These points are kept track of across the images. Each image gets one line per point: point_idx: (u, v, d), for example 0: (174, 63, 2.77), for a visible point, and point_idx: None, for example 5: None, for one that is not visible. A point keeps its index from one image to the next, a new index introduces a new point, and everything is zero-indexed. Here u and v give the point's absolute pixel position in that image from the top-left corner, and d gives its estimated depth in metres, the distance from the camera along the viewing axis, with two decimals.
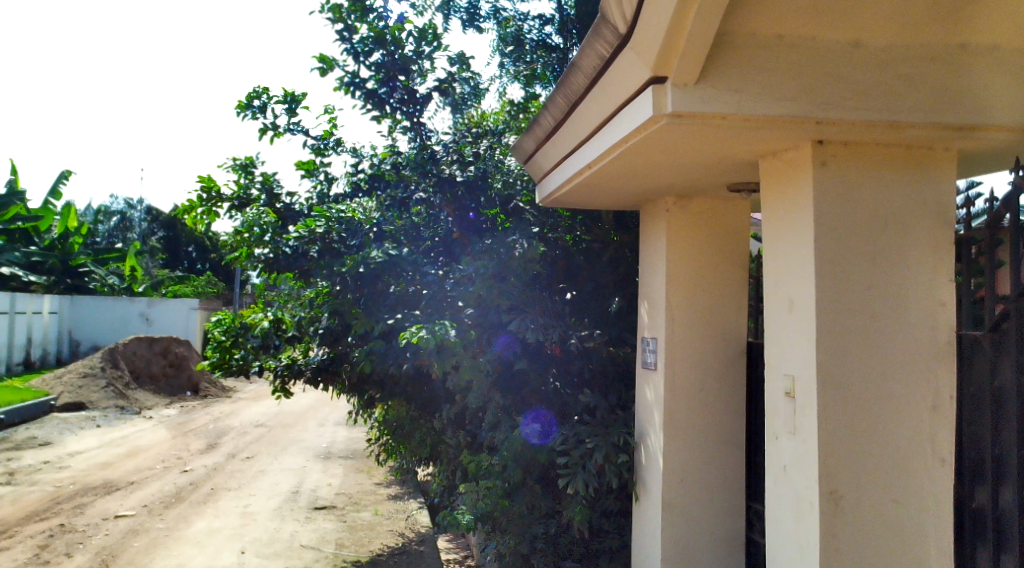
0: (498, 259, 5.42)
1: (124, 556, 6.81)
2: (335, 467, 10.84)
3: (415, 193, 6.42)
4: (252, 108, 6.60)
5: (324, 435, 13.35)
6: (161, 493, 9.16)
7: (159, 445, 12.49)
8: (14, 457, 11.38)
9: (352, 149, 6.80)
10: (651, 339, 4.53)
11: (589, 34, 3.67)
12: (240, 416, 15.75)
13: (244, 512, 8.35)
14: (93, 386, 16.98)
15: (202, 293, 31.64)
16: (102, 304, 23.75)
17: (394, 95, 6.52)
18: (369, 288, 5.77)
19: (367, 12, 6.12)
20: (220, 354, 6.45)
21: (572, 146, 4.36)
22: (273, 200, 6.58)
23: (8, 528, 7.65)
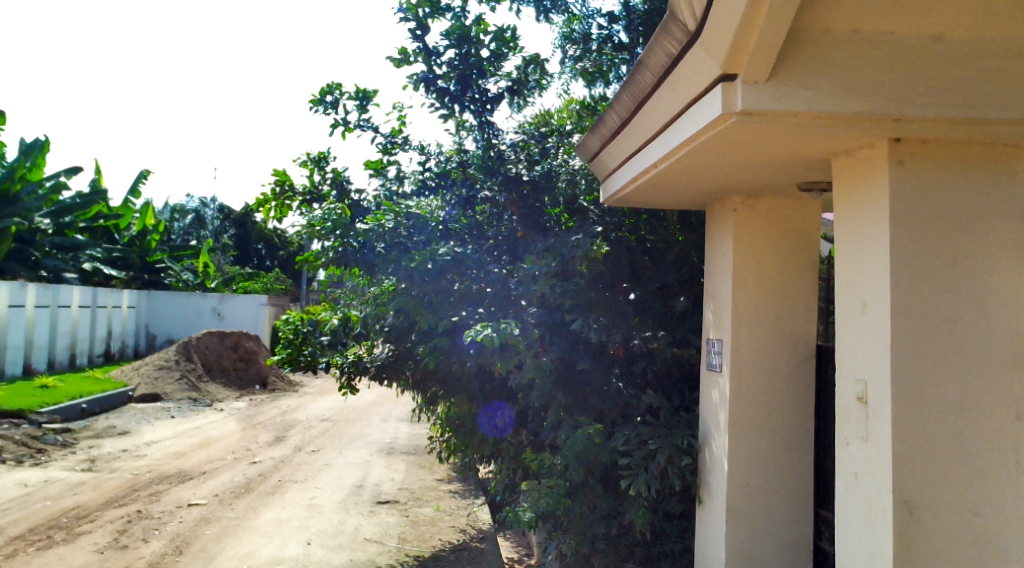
0: (561, 257, 5.41)
1: (197, 543, 7.02)
2: (398, 462, 10.97)
3: (480, 192, 6.45)
4: (325, 103, 6.73)
5: (387, 430, 13.53)
6: (232, 483, 9.42)
7: (230, 437, 12.84)
8: (95, 444, 11.84)
9: (419, 146, 6.87)
10: (716, 341, 4.46)
11: (657, 32, 3.64)
12: (307, 410, 16.08)
13: (310, 504, 8.52)
14: (168, 378, 17.60)
15: (271, 290, 32.43)
16: (177, 299, 24.53)
17: (465, 94, 6.58)
18: (437, 286, 5.84)
19: (443, 10, 6.18)
20: (289, 351, 6.64)
21: (638, 145, 4.33)
22: (343, 193, 6.70)
23: (89, 512, 7.98)
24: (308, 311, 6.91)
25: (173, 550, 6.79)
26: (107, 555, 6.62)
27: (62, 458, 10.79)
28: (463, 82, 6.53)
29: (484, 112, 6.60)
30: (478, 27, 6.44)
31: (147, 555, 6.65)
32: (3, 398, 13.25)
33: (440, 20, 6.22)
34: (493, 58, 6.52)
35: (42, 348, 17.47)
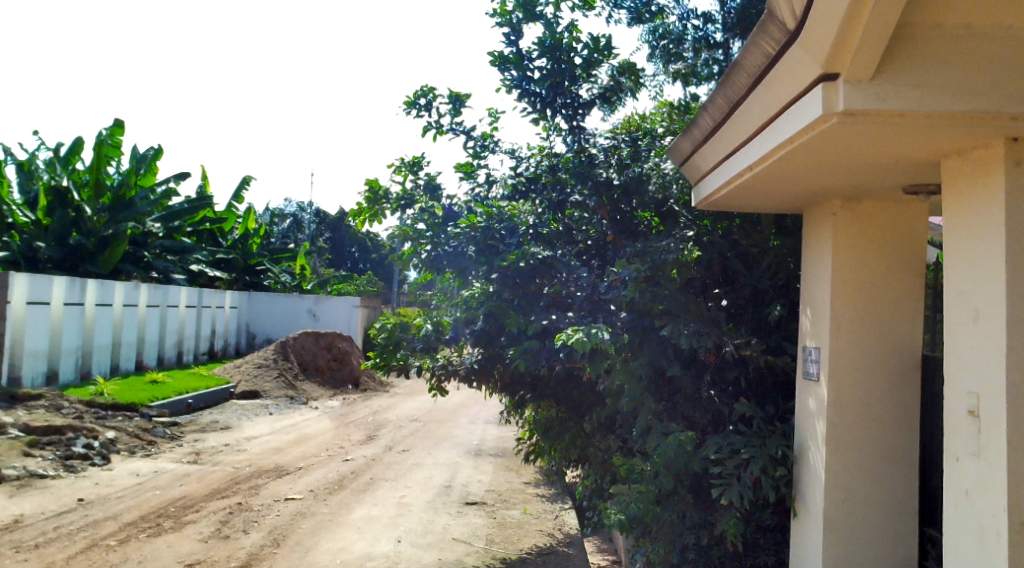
0: (651, 262, 5.37)
1: (293, 536, 7.25)
2: (486, 464, 11.07)
3: (570, 195, 6.44)
4: (418, 106, 6.86)
5: (475, 432, 13.66)
6: (326, 479, 9.70)
7: (324, 434, 13.21)
8: (199, 438, 12.39)
9: (510, 150, 6.91)
10: (814, 348, 4.32)
11: (753, 32, 3.57)
12: (397, 410, 16.40)
13: (400, 503, 8.68)
14: (266, 376, 18.25)
15: (362, 293, 33.26)
16: (276, 300, 25.42)
17: (557, 100, 6.57)
18: (525, 288, 5.90)
19: (536, 16, 6.20)
20: (382, 357, 6.58)
21: (732, 148, 4.25)
22: (436, 196, 6.84)
23: (195, 503, 8.35)
24: (403, 314, 6.88)
25: (271, 542, 7.03)
26: (210, 545, 6.90)
27: (171, 450, 11.34)
28: (555, 88, 6.53)
29: (575, 117, 6.59)
30: (571, 33, 6.45)
31: (247, 545, 6.91)
32: (117, 392, 14.00)
33: (533, 25, 6.25)
34: (585, 64, 6.52)
35: (152, 345, 18.39)
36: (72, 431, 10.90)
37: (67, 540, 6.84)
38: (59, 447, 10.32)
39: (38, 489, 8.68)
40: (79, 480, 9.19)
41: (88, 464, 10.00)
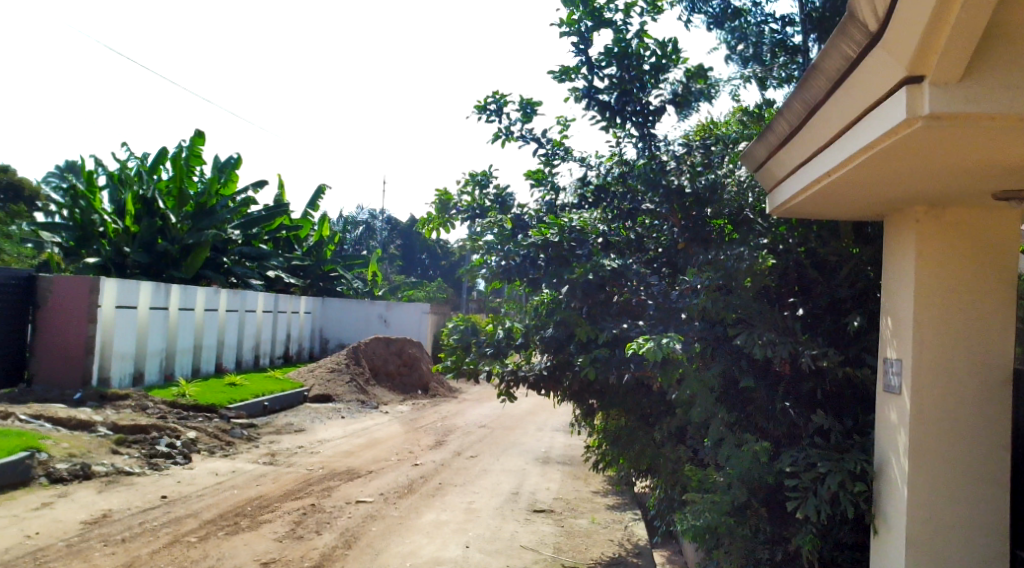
0: (723, 271, 5.28)
1: (364, 538, 7.36)
2: (553, 471, 11.04)
3: (642, 203, 6.39)
4: (488, 114, 6.91)
5: (543, 440, 13.65)
6: (396, 483, 9.82)
7: (394, 439, 13.39)
8: (275, 440, 12.70)
9: (580, 158, 6.90)
10: (895, 360, 4.19)
11: (834, 34, 3.48)
12: (466, 416, 16.51)
13: (468, 508, 8.73)
14: (339, 380, 18.61)
15: (432, 299, 33.63)
16: (349, 306, 25.89)
17: (628, 107, 6.55)
18: (593, 297, 5.87)
19: (606, 24, 6.19)
20: (453, 359, 6.52)
21: (809, 154, 4.15)
22: (505, 205, 6.78)
23: (270, 503, 8.56)
24: (472, 322, 6.81)
25: (342, 544, 7.15)
26: (284, 544, 7.06)
27: (248, 451, 11.66)
28: (626, 95, 6.49)
29: (645, 125, 6.55)
30: (640, 40, 6.41)
31: (320, 546, 7.05)
32: (198, 393, 14.47)
33: (603, 33, 6.23)
34: (654, 72, 6.46)
35: (231, 349, 18.94)
36: (156, 431, 11.32)
37: (151, 535, 7.09)
38: (144, 445, 10.72)
39: (124, 486, 9.03)
40: (162, 478, 9.53)
41: (171, 463, 10.36)
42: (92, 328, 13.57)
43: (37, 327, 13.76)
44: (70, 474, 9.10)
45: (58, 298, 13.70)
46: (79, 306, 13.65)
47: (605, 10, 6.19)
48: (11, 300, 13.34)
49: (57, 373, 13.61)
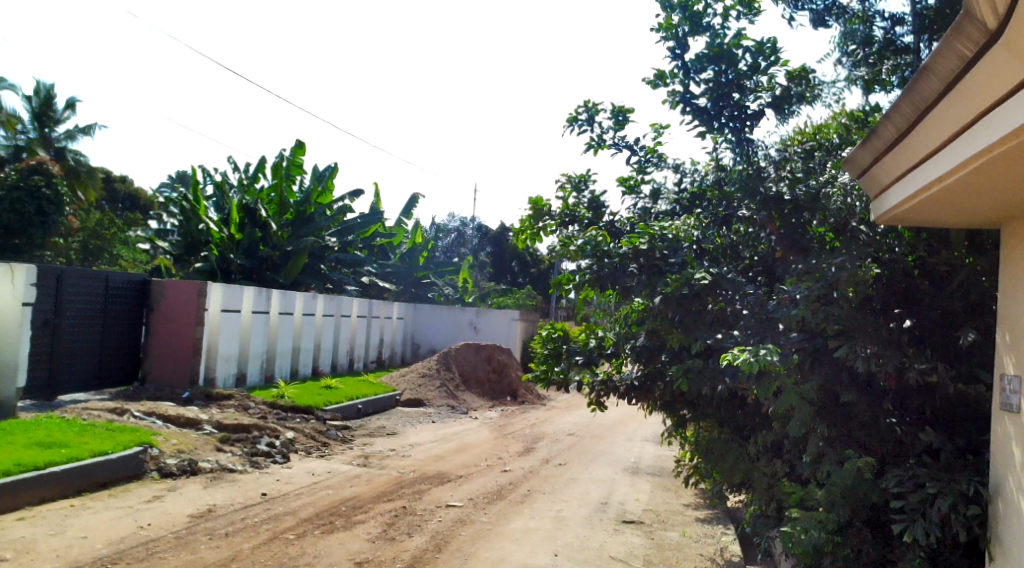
0: (824, 280, 5.09)
1: (454, 542, 7.44)
2: (643, 482, 10.91)
3: (737, 210, 6.27)
4: (580, 124, 6.90)
5: (633, 450, 13.49)
6: (485, 489, 9.88)
7: (484, 444, 13.49)
8: (368, 442, 12.98)
9: (674, 164, 6.81)
10: (1013, 377, 3.96)
11: (947, 33, 3.33)
12: (555, 424, 16.49)
13: (557, 516, 8.71)
14: (430, 385, 18.89)
15: (522, 305, 33.74)
16: (440, 312, 26.29)
17: (725, 111, 6.43)
18: (687, 307, 5.71)
19: (703, 28, 6.10)
20: (543, 367, 6.63)
21: (919, 158, 3.97)
22: (598, 211, 6.73)
23: (364, 504, 8.74)
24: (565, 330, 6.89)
25: (432, 547, 7.24)
26: (377, 545, 7.21)
27: (342, 452, 11.95)
28: (723, 100, 6.38)
29: (743, 130, 6.42)
30: (739, 44, 6.29)
31: (411, 548, 7.16)
32: (296, 395, 14.95)
33: (699, 38, 6.15)
34: (752, 75, 6.33)
35: (327, 352, 19.48)
36: (257, 430, 11.75)
37: (252, 531, 7.35)
38: (245, 444, 11.12)
39: (227, 482, 9.40)
40: (262, 476, 9.87)
41: (270, 461, 10.72)
42: (200, 330, 14.20)
43: (149, 328, 14.50)
44: (179, 470, 9.53)
45: (169, 301, 14.41)
46: (188, 309, 14.31)
47: (703, 14, 6.09)
48: (127, 303, 14.08)
49: (168, 373, 14.31)
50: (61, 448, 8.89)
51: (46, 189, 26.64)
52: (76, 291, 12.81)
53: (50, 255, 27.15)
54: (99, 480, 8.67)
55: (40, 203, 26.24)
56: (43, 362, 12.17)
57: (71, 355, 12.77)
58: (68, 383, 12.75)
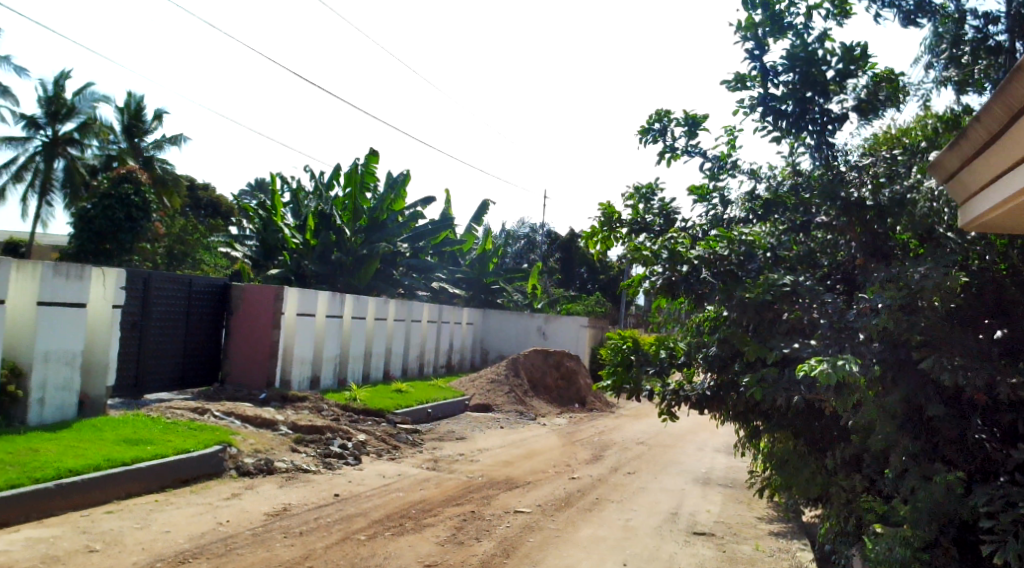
0: (908, 288, 4.87)
1: (522, 549, 7.44)
2: (714, 494, 10.71)
3: (815, 215, 6.05)
4: (653, 131, 6.84)
5: (704, 460, 13.27)
6: (553, 496, 9.85)
7: (552, 451, 13.46)
8: (437, 446, 13.10)
9: (749, 171, 6.68)
10: None
11: None
12: (624, 432, 16.35)
13: (626, 526, 8.63)
14: (499, 391, 18.95)
15: (591, 312, 33.56)
16: (509, 318, 26.37)
17: (805, 115, 6.28)
18: (760, 314, 5.59)
19: (784, 29, 5.98)
20: (613, 375, 6.34)
21: (1011, 162, 3.81)
22: (669, 220, 6.62)
23: (433, 507, 8.82)
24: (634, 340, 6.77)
25: (501, 552, 7.25)
26: (446, 548, 7.26)
27: (412, 455, 12.08)
28: (803, 103, 6.24)
29: (824, 133, 6.27)
30: (823, 45, 6.14)
31: (479, 553, 7.18)
32: (368, 398, 15.19)
33: (781, 39, 6.03)
34: (838, 77, 6.17)
35: (398, 357, 19.75)
36: (330, 432, 11.98)
37: (325, 531, 7.49)
38: (318, 445, 11.35)
39: (301, 482, 9.60)
40: (335, 477, 10.05)
41: (342, 463, 10.90)
42: (276, 333, 14.57)
43: (229, 331, 14.94)
44: (255, 469, 9.78)
45: (248, 304, 14.83)
46: (265, 313, 14.71)
47: (787, 14, 5.96)
48: (208, 306, 14.54)
49: (246, 374, 14.72)
50: (146, 445, 9.23)
51: (134, 196, 27.77)
52: (161, 294, 13.29)
53: (138, 259, 28.28)
54: (180, 477, 8.96)
55: (129, 209, 27.37)
56: (130, 362, 12.65)
57: (156, 356, 13.24)
58: (153, 383, 13.22)
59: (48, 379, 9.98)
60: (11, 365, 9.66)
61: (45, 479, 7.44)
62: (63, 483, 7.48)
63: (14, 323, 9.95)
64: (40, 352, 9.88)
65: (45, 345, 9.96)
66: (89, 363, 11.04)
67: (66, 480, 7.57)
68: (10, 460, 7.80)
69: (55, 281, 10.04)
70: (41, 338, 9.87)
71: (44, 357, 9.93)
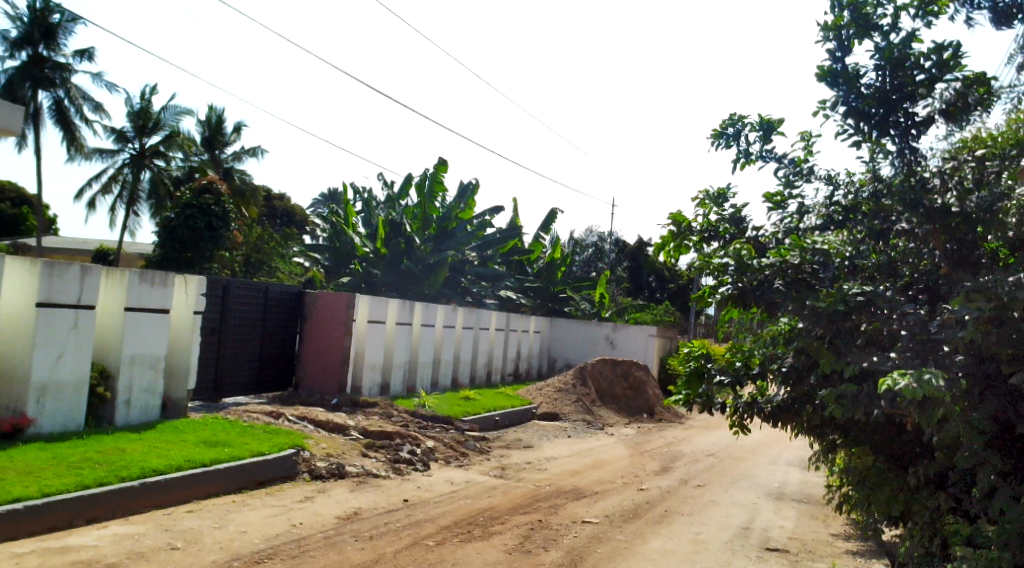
0: (997, 299, 4.69)
1: (590, 559, 7.39)
2: (788, 509, 10.45)
3: (897, 223, 5.89)
4: (726, 135, 6.74)
5: (777, 474, 12.98)
6: (621, 507, 9.76)
7: (620, 461, 13.35)
8: (505, 454, 13.13)
9: (826, 177, 6.52)
10: None
11: None
12: (693, 444, 16.10)
13: (696, 539, 8.49)
14: (566, 399, 18.89)
15: (660, 321, 33.19)
16: (577, 327, 26.32)
17: (889, 119, 6.11)
18: (838, 325, 5.42)
19: (869, 30, 5.82)
20: (686, 388, 6.24)
21: None
22: (740, 226, 6.51)
23: (500, 515, 8.84)
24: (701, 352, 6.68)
25: (568, 562, 7.21)
26: (513, 557, 7.26)
27: (480, 463, 12.14)
28: (886, 106, 6.07)
29: (908, 138, 6.09)
30: (911, 47, 5.96)
31: (547, 562, 7.16)
32: (436, 405, 15.35)
33: (866, 41, 5.88)
34: (927, 80, 5.98)
35: (466, 364, 19.90)
36: (400, 437, 12.15)
37: (394, 536, 7.58)
38: (388, 450, 11.51)
39: (371, 486, 9.75)
40: (404, 482, 10.17)
41: (412, 469, 11.02)
42: (348, 339, 14.84)
43: (303, 337, 15.29)
44: (327, 472, 9.97)
45: (321, 311, 15.15)
46: (337, 320, 14.99)
47: (873, 16, 5.82)
48: (284, 312, 14.91)
49: (319, 380, 15.04)
50: (224, 447, 9.51)
51: (215, 206, 28.75)
52: (239, 301, 13.68)
53: (217, 267, 29.20)
54: (257, 479, 9.21)
55: (209, 219, 28.33)
56: (209, 367, 13.06)
57: (234, 361, 13.62)
58: (230, 387, 13.62)
59: (133, 382, 10.38)
60: (99, 368, 10.09)
61: (131, 477, 7.74)
62: (147, 482, 7.77)
63: (105, 327, 10.39)
64: (127, 356, 10.28)
65: (132, 349, 10.36)
66: (172, 366, 11.44)
67: (151, 479, 7.85)
68: (98, 459, 8.13)
69: (142, 288, 10.42)
70: (127, 342, 10.27)
71: (130, 361, 10.32)
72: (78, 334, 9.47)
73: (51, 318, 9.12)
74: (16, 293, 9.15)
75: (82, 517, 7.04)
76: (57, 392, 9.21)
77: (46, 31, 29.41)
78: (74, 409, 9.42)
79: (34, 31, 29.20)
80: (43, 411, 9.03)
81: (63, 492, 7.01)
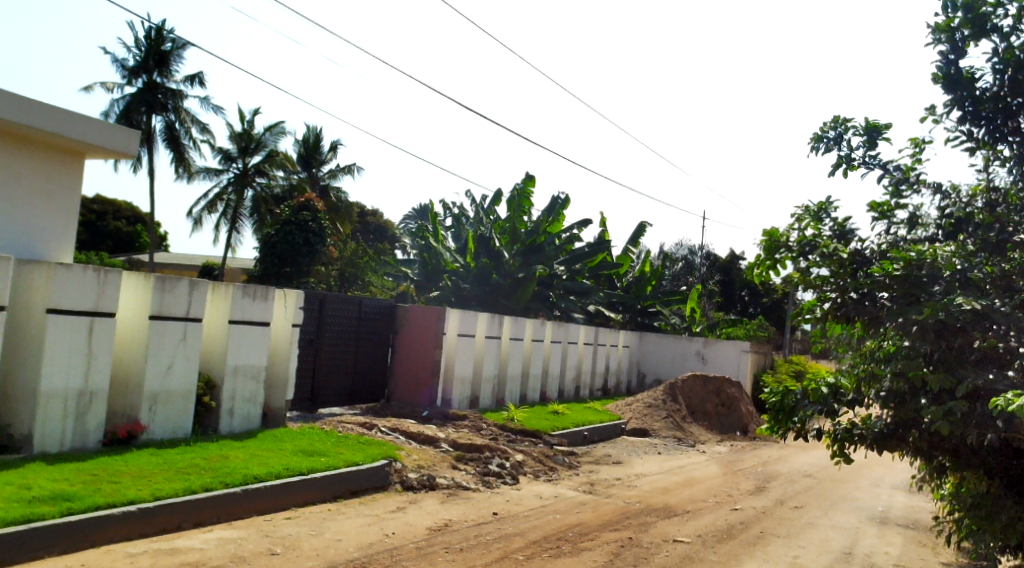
0: None
1: None
2: (893, 534, 10.02)
3: (1015, 233, 5.65)
4: (827, 140, 6.57)
5: (880, 497, 12.46)
6: (714, 527, 9.56)
7: (712, 480, 13.07)
8: (593, 470, 13.05)
9: (935, 186, 6.29)
10: None
11: None
12: (790, 464, 15.62)
13: (793, 563, 8.24)
14: (656, 415, 18.65)
15: (753, 337, 32.39)
16: (667, 341, 26.00)
17: (1008, 124, 5.84)
18: (946, 342, 5.26)
19: (987, 30, 5.57)
20: (777, 420, 6.07)
21: None
22: (842, 238, 6.02)
23: (590, 531, 8.80)
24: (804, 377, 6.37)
25: None
26: None
27: (568, 478, 12.09)
28: (1003, 111, 5.83)
29: None
30: None
31: None
32: (525, 418, 15.41)
33: (983, 42, 5.63)
34: None
35: (555, 378, 19.89)
36: (489, 450, 12.24)
37: (484, 548, 7.65)
38: (478, 463, 11.61)
39: (462, 499, 9.85)
40: (493, 495, 10.24)
41: (501, 482, 11.08)
42: (439, 353, 15.10)
43: (395, 350, 15.61)
44: (418, 483, 10.12)
45: (413, 325, 15.45)
46: (429, 334, 15.26)
47: (991, 16, 5.56)
48: (378, 325, 15.27)
49: (411, 392, 15.32)
50: (320, 456, 9.80)
51: (311, 222, 29.99)
52: (335, 314, 14.09)
53: (314, 281, 30.14)
54: (351, 488, 9.44)
55: (307, 235, 29.56)
56: (306, 378, 13.49)
57: (329, 373, 14.02)
58: (327, 398, 14.02)
59: (236, 392, 10.81)
60: (205, 378, 10.55)
61: (234, 484, 8.06)
62: (249, 488, 8.07)
63: (210, 339, 10.86)
64: (231, 367, 10.72)
65: (235, 360, 10.80)
66: (271, 377, 11.87)
67: (252, 485, 8.16)
68: (204, 465, 8.50)
69: (245, 301, 10.87)
70: (230, 354, 10.71)
71: (233, 372, 10.75)
72: (187, 346, 9.94)
73: (162, 330, 9.60)
74: (131, 306, 9.67)
75: (189, 521, 7.37)
76: (167, 400, 9.68)
77: (159, 59, 31.11)
78: (182, 416, 9.89)
79: (149, 59, 30.94)
80: (154, 418, 9.51)
81: (173, 496, 7.36)
